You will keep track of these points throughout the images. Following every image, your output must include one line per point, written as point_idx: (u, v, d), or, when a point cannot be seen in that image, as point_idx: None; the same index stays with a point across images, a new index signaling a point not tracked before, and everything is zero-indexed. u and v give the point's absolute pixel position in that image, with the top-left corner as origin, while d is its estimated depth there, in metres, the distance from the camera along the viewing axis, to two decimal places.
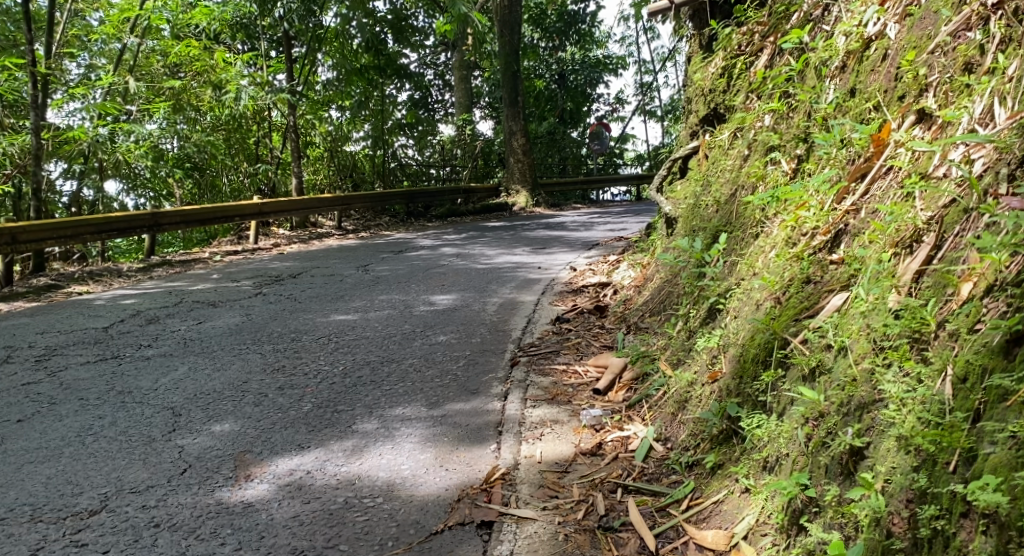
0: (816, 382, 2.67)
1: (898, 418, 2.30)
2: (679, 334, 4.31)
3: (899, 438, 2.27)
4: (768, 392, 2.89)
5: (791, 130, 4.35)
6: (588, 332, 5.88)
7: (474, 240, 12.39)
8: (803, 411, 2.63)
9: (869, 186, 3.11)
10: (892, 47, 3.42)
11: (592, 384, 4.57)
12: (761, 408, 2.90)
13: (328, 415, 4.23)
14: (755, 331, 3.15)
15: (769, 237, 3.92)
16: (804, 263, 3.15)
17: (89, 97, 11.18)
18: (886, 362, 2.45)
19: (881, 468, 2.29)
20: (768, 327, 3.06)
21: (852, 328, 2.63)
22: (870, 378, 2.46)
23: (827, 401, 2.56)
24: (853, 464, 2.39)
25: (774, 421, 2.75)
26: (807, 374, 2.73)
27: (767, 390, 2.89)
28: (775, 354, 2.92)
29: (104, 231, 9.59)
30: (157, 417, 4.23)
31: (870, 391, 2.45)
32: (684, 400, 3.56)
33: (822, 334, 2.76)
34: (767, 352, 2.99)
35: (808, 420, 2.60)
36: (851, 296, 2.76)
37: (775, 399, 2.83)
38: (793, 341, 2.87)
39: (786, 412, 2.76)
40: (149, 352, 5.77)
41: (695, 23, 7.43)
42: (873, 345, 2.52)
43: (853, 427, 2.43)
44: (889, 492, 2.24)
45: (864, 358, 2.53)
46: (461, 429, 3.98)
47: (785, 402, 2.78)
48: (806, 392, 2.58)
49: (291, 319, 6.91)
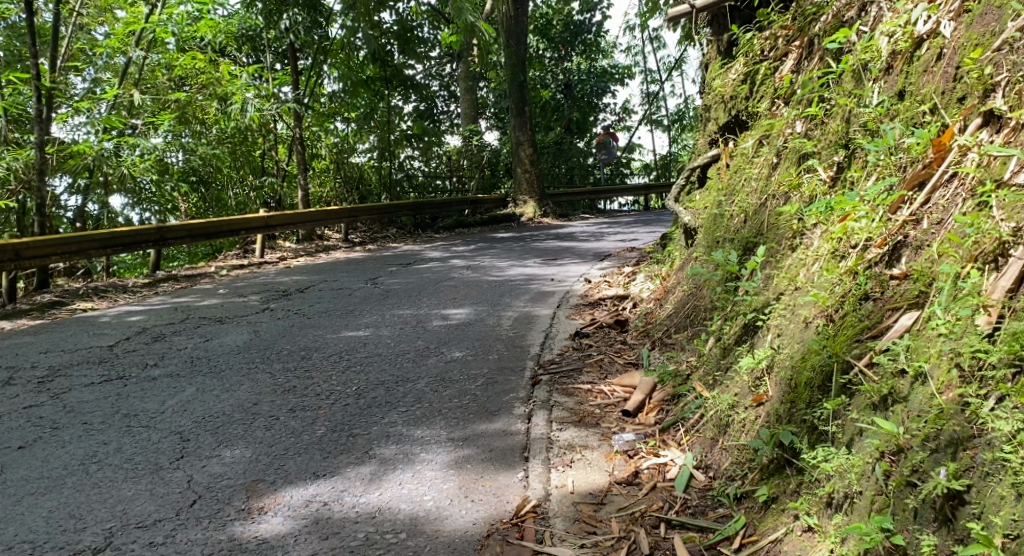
0: (891, 412, 2.46)
1: (1014, 462, 2.07)
2: (712, 351, 4.10)
3: (1018, 486, 2.04)
4: (828, 421, 2.68)
5: (828, 137, 4.14)
6: (610, 348, 5.64)
7: (483, 251, 12.17)
8: (878, 445, 2.42)
9: (929, 195, 2.91)
10: (948, 45, 3.22)
11: (619, 405, 4.35)
12: (821, 438, 2.69)
13: (343, 440, 4.00)
14: (809, 352, 2.94)
15: (810, 250, 3.70)
16: (859, 279, 2.94)
17: (94, 110, 11.04)
18: (986, 395, 2.22)
19: (995, 519, 2.05)
20: (824, 348, 2.86)
21: (931, 352, 2.43)
22: (964, 411, 2.24)
23: (907, 434, 2.35)
24: (950, 509, 2.16)
25: (840, 454, 2.55)
26: (878, 401, 2.53)
27: (828, 418, 2.68)
28: (836, 379, 2.72)
29: (110, 247, 9.41)
30: (164, 442, 4.01)
31: (964, 426, 2.23)
32: (725, 424, 3.34)
33: (892, 357, 2.56)
34: (825, 377, 2.78)
35: (884, 455, 2.39)
36: (924, 316, 2.55)
37: (838, 429, 2.63)
38: (857, 365, 2.67)
39: (854, 444, 2.54)
40: (155, 372, 5.55)
41: (713, 29, 7.17)
42: (959, 372, 2.31)
43: (944, 467, 2.21)
44: (1012, 550, 2.00)
45: (949, 387, 2.32)
46: (485, 453, 3.75)
47: (852, 432, 2.57)
48: (881, 424, 2.39)
49: (300, 335, 6.70)
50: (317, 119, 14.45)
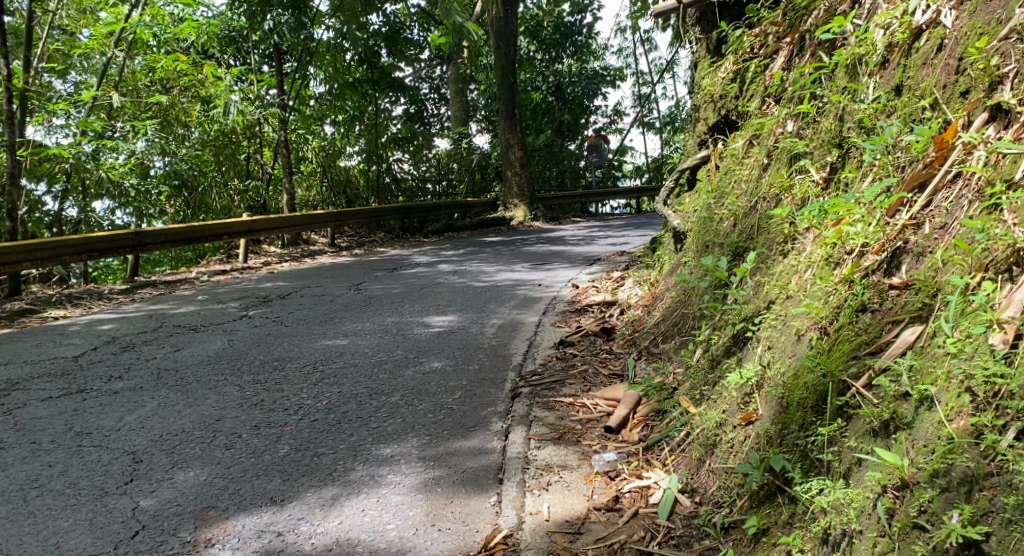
0: (894, 440, 2.24)
1: None
2: (701, 363, 3.86)
3: None
4: (823, 446, 2.45)
5: (820, 136, 3.94)
6: (595, 358, 5.39)
7: (471, 256, 11.92)
8: (880, 478, 2.19)
9: (931, 197, 2.68)
10: (949, 36, 2.99)
11: (603, 420, 4.10)
12: (816, 467, 2.45)
13: (306, 460, 3.76)
14: (801, 369, 2.71)
15: (803, 256, 3.47)
16: (856, 288, 2.71)
17: (71, 113, 10.73)
18: (1002, 426, 2.01)
19: None
20: (817, 365, 2.63)
21: (937, 374, 2.21)
22: (977, 445, 2.02)
23: (913, 468, 2.13)
24: None
25: (837, 487, 2.31)
26: (878, 427, 2.30)
27: (823, 444, 2.45)
28: (832, 401, 2.48)
29: (84, 253, 9.09)
30: (114, 463, 3.77)
31: (979, 462, 2.00)
32: (713, 444, 3.11)
33: (895, 378, 2.33)
34: (819, 397, 2.55)
35: (886, 490, 2.17)
36: (928, 332, 2.33)
37: (835, 456, 2.39)
38: (855, 385, 2.44)
39: (853, 475, 2.31)
40: (118, 385, 5.29)
41: (701, 27, 6.94)
42: (972, 399, 2.09)
43: (959, 510, 1.98)
44: None
45: (960, 415, 2.10)
46: (456, 475, 3.51)
47: (850, 462, 2.34)
48: (884, 455, 2.16)
49: (275, 344, 6.43)
50: (303, 122, 14.15)
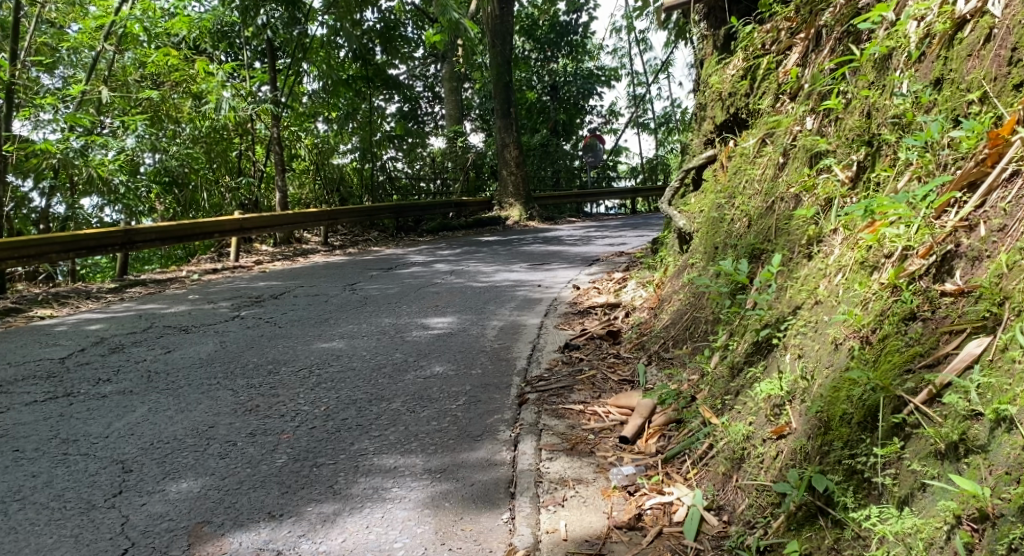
0: (966, 464, 2.07)
1: None
2: (719, 371, 3.68)
3: None
4: (877, 470, 2.29)
5: (846, 134, 3.77)
6: (602, 363, 5.20)
7: (468, 255, 11.72)
8: (954, 507, 2.03)
9: (984, 196, 2.52)
10: (999, 25, 2.83)
11: (616, 430, 3.91)
12: (869, 490, 2.28)
13: (305, 472, 3.57)
14: (844, 381, 2.54)
15: (831, 259, 3.30)
16: (904, 295, 2.54)
17: (59, 107, 10.45)
18: None
19: None
20: (865, 377, 2.46)
21: (1014, 392, 2.05)
22: None
23: (993, 498, 1.97)
24: None
25: (901, 516, 2.15)
26: (944, 449, 2.14)
27: (877, 466, 2.28)
28: (885, 419, 2.32)
29: (72, 251, 8.86)
30: (101, 474, 3.56)
31: None
32: (740, 458, 2.93)
33: (962, 394, 2.16)
34: (870, 413, 2.38)
35: (962, 521, 2.01)
36: (997, 345, 2.17)
37: (891, 479, 2.23)
38: (913, 402, 2.27)
39: (915, 501, 2.15)
40: (106, 389, 5.06)
41: (709, 23, 6.76)
42: None
43: None
44: None
45: None
46: (466, 489, 3.36)
47: (911, 486, 2.18)
48: (962, 483, 2.00)
49: (269, 347, 6.21)
50: (296, 118, 13.89)
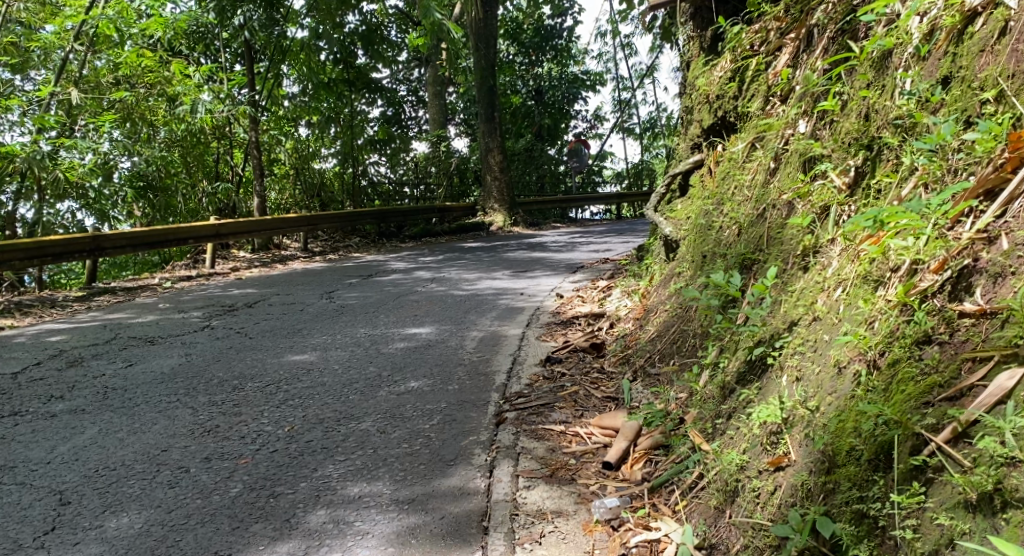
0: (1004, 522, 1.83)
1: None
2: (709, 390, 3.43)
3: None
4: (894, 520, 2.05)
5: (841, 137, 3.54)
6: (584, 378, 4.92)
7: (450, 262, 11.44)
8: None
9: (1005, 205, 2.29)
10: (1016, 17, 2.61)
11: (600, 454, 3.65)
12: (886, 543, 2.05)
13: (260, 504, 3.34)
14: (854, 412, 2.30)
15: (829, 272, 3.04)
16: (916, 314, 2.30)
17: (28, 108, 10.04)
18: None
19: None
20: (878, 411, 2.21)
21: None
22: None
23: None
24: None
25: None
26: (976, 499, 1.90)
27: (895, 517, 2.04)
28: (903, 461, 2.08)
29: (36, 258, 8.48)
30: (35, 507, 3.39)
31: None
32: (733, 490, 2.68)
33: (997, 438, 1.92)
34: (884, 451, 2.14)
35: None
36: None
37: (911, 531, 1.98)
38: (936, 442, 2.03)
39: None
40: (56, 407, 4.76)
41: (695, 22, 6.52)
42: None
43: None
44: None
45: None
46: (435, 523, 3.14)
47: (939, 541, 1.93)
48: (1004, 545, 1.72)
49: (236, 360, 5.91)
50: (275, 122, 13.35)
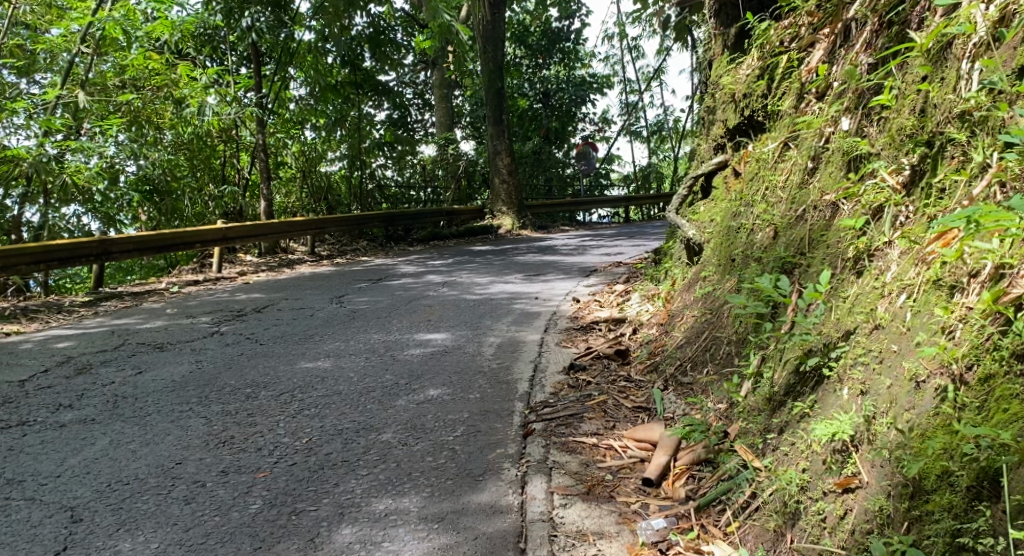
0: None
1: None
2: (755, 401, 3.22)
3: None
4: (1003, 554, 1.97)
5: (892, 133, 3.31)
6: (612, 387, 4.72)
7: (461, 266, 11.27)
8: None
9: None
10: None
11: (638, 469, 3.47)
12: None
13: (283, 522, 3.16)
14: (942, 430, 2.21)
15: (889, 279, 2.84)
16: (1011, 324, 2.19)
17: (33, 110, 9.85)
18: None
19: None
20: (974, 432, 2.13)
21: None
22: None
23: None
24: None
25: None
26: None
27: (1006, 547, 1.96)
28: (1012, 493, 1.98)
29: (42, 262, 8.32)
30: (45, 524, 3.21)
31: None
32: (793, 513, 2.54)
33: None
34: (985, 476, 2.07)
35: None
36: None
37: None
38: None
39: None
40: (66, 417, 4.59)
41: (718, 20, 6.32)
42: None
43: None
44: None
45: None
46: (469, 543, 2.98)
47: None
48: None
49: (248, 367, 5.73)
50: (282, 125, 13.21)
